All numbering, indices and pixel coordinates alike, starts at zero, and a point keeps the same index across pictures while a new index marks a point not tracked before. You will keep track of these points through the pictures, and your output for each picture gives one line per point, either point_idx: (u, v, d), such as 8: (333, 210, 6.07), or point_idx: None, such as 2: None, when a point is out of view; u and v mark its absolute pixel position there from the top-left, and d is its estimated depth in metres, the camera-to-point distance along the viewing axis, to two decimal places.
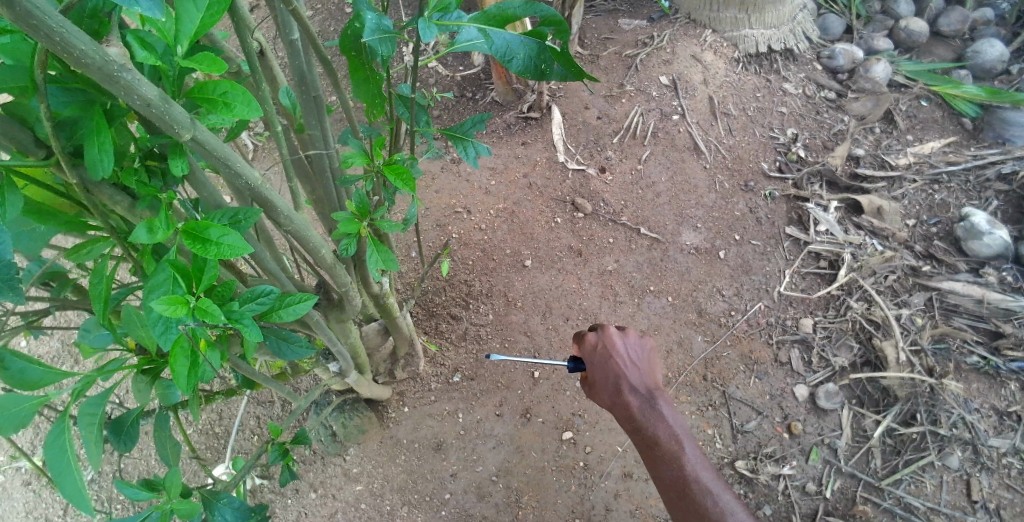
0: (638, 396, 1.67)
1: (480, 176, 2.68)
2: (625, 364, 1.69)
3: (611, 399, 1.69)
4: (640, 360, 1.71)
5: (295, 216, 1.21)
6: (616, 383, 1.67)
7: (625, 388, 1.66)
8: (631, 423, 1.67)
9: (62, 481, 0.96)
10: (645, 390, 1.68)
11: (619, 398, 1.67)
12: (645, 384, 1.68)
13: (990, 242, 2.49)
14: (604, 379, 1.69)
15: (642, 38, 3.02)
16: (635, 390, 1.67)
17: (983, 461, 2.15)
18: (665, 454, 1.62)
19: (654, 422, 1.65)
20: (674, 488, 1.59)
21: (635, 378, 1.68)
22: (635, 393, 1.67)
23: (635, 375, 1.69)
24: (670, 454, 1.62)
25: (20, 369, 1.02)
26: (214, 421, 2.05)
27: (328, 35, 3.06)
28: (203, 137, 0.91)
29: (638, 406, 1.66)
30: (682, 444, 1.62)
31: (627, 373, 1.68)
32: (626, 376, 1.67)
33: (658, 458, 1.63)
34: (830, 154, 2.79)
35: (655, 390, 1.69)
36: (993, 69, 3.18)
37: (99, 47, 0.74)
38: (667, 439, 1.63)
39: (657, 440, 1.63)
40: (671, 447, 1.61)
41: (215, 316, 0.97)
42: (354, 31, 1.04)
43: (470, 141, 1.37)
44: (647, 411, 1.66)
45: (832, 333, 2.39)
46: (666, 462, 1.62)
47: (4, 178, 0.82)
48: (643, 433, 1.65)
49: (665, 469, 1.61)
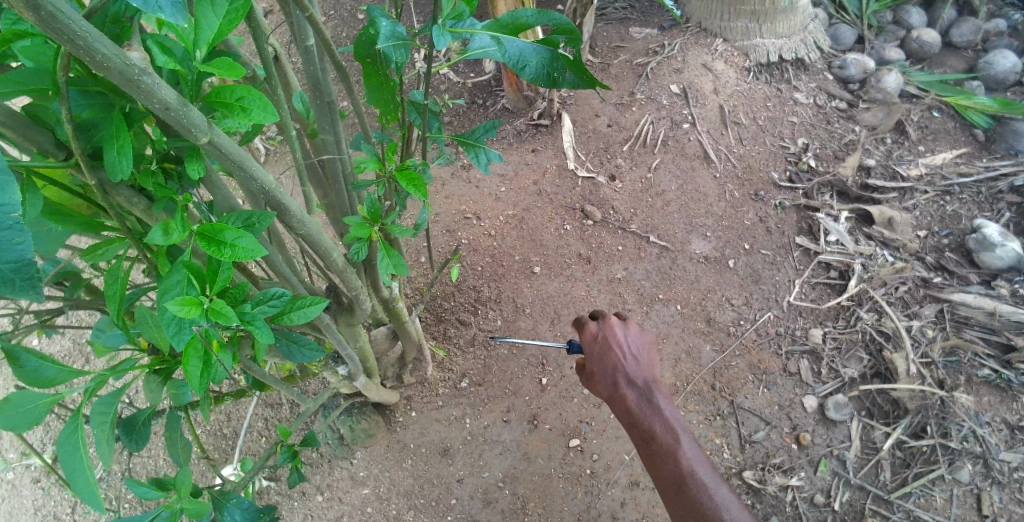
0: (635, 389, 1.67)
1: (490, 182, 2.69)
2: (623, 356, 1.69)
3: (609, 391, 1.69)
4: (639, 353, 1.70)
5: (308, 220, 1.22)
6: (613, 375, 1.68)
7: (622, 381, 1.67)
8: (629, 418, 1.66)
9: (75, 480, 0.97)
10: (643, 383, 1.67)
11: (616, 390, 1.67)
12: (643, 378, 1.67)
13: (1003, 255, 2.47)
14: (603, 372, 1.70)
15: (653, 47, 3.03)
16: (632, 384, 1.66)
17: (994, 475, 2.14)
18: (662, 448, 1.61)
19: (650, 416, 1.64)
20: (670, 484, 1.58)
21: (633, 370, 1.67)
22: (633, 386, 1.66)
23: (633, 367, 1.68)
24: (667, 449, 1.61)
25: (35, 367, 1.03)
26: (223, 422, 2.07)
27: (342, 41, 3.09)
28: (220, 141, 0.93)
29: (635, 401, 1.66)
30: (679, 439, 1.61)
31: (625, 365, 1.68)
32: (623, 368, 1.67)
33: (655, 453, 1.62)
34: (841, 164, 2.79)
35: (653, 383, 1.68)
36: (1006, 80, 3.17)
37: (122, 51, 0.75)
38: (664, 434, 1.62)
39: (654, 434, 1.62)
40: (668, 442, 1.61)
41: (228, 318, 0.99)
42: (369, 37, 1.06)
43: (481, 147, 1.38)
44: (645, 405, 1.66)
45: (842, 344, 2.37)
46: (662, 458, 1.61)
47: (25, 179, 0.83)
48: (639, 428, 1.65)
49: (660, 464, 1.60)
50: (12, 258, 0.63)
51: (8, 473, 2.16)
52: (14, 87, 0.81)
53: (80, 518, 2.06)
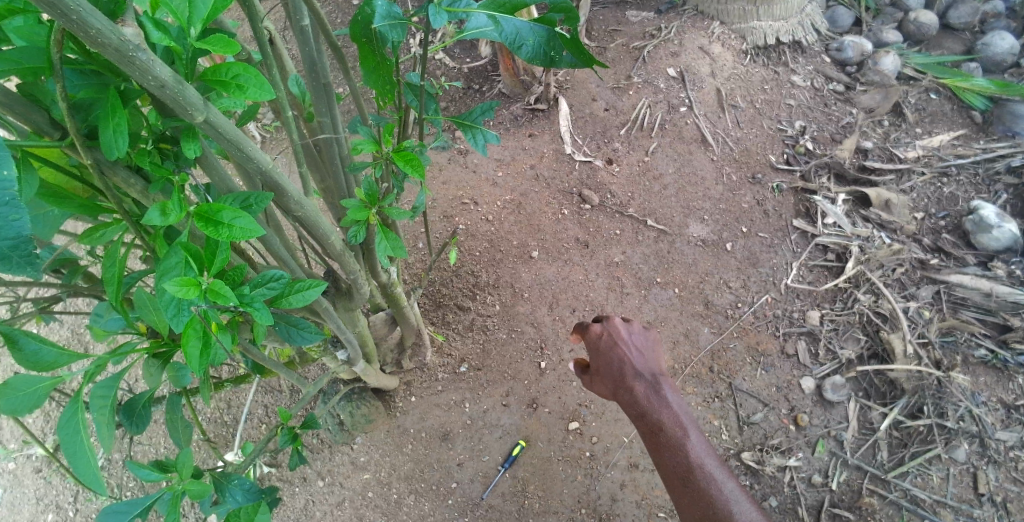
0: (643, 381, 1.68)
1: (487, 167, 2.68)
2: (630, 351, 1.71)
3: (616, 385, 1.70)
4: (644, 348, 1.73)
5: (306, 202, 1.21)
6: (621, 368, 1.69)
7: (630, 374, 1.68)
8: (637, 410, 1.67)
9: (76, 462, 0.97)
10: (649, 375, 1.69)
11: (624, 383, 1.68)
12: (650, 370, 1.69)
13: (999, 236, 2.48)
14: (610, 367, 1.71)
15: (650, 30, 3.02)
16: (639, 375, 1.68)
17: (990, 454, 2.16)
18: (670, 440, 1.62)
19: (659, 408, 1.66)
20: (678, 475, 1.59)
21: (640, 363, 1.69)
22: (640, 378, 1.68)
23: (640, 361, 1.70)
24: (674, 440, 1.62)
25: (34, 350, 1.02)
26: (223, 409, 2.07)
27: (337, 26, 3.06)
28: (216, 121, 0.92)
29: (643, 393, 1.67)
30: (687, 431, 1.63)
31: (632, 358, 1.70)
32: (631, 361, 1.69)
33: (663, 445, 1.63)
34: (838, 146, 2.78)
35: (660, 375, 1.70)
36: (1003, 62, 3.17)
37: (117, 27, 0.74)
38: (673, 424, 1.63)
39: (662, 425, 1.63)
40: (676, 434, 1.62)
41: (226, 299, 0.98)
42: (365, 18, 1.03)
43: (479, 129, 1.36)
44: (653, 398, 1.67)
45: (839, 326, 2.38)
46: (670, 449, 1.62)
47: (21, 158, 0.83)
48: (648, 419, 1.66)
49: (668, 455, 1.62)
50: (9, 235, 0.62)
51: (9, 462, 2.17)
52: (8, 65, 0.80)
53: (82, 507, 2.07)
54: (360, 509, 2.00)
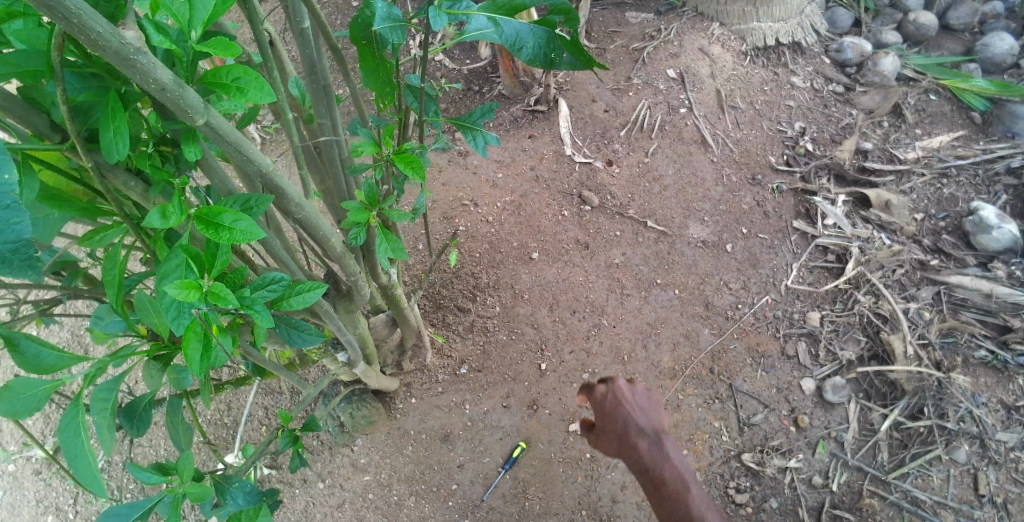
0: (646, 438, 1.66)
1: (487, 168, 2.68)
2: (635, 410, 1.70)
3: (620, 442, 1.68)
4: (648, 407, 1.72)
5: (306, 204, 1.21)
6: (625, 425, 1.67)
7: (635, 431, 1.66)
8: (640, 466, 1.64)
9: (76, 465, 0.97)
10: (653, 431, 1.67)
11: (627, 440, 1.66)
12: (654, 427, 1.67)
13: (999, 237, 2.48)
14: (614, 425, 1.69)
15: (650, 31, 3.02)
16: (643, 433, 1.66)
17: (990, 454, 2.16)
18: (672, 495, 1.59)
19: (661, 464, 1.63)
20: None
21: (644, 421, 1.68)
22: (644, 435, 1.66)
23: (644, 420, 1.69)
24: (676, 495, 1.59)
25: (35, 353, 1.02)
26: (223, 411, 2.07)
27: (337, 27, 3.07)
28: (217, 123, 0.92)
29: (646, 449, 1.64)
30: (690, 487, 1.60)
31: (637, 416, 1.68)
32: (636, 419, 1.67)
33: (665, 501, 1.60)
34: (838, 147, 2.79)
35: (663, 433, 1.68)
36: (1003, 62, 3.17)
37: (117, 31, 0.74)
38: (675, 479, 1.61)
39: (664, 480, 1.61)
40: (679, 488, 1.59)
41: (227, 301, 0.98)
42: (365, 20, 1.04)
43: (479, 130, 1.36)
44: (657, 454, 1.64)
45: (839, 327, 2.39)
46: (672, 504, 1.58)
47: (22, 161, 0.82)
48: (650, 477, 1.63)
49: (670, 511, 1.58)
50: (10, 238, 0.62)
51: (9, 465, 2.17)
52: (8, 68, 0.80)
53: (82, 509, 2.07)
54: (361, 511, 2.00)
